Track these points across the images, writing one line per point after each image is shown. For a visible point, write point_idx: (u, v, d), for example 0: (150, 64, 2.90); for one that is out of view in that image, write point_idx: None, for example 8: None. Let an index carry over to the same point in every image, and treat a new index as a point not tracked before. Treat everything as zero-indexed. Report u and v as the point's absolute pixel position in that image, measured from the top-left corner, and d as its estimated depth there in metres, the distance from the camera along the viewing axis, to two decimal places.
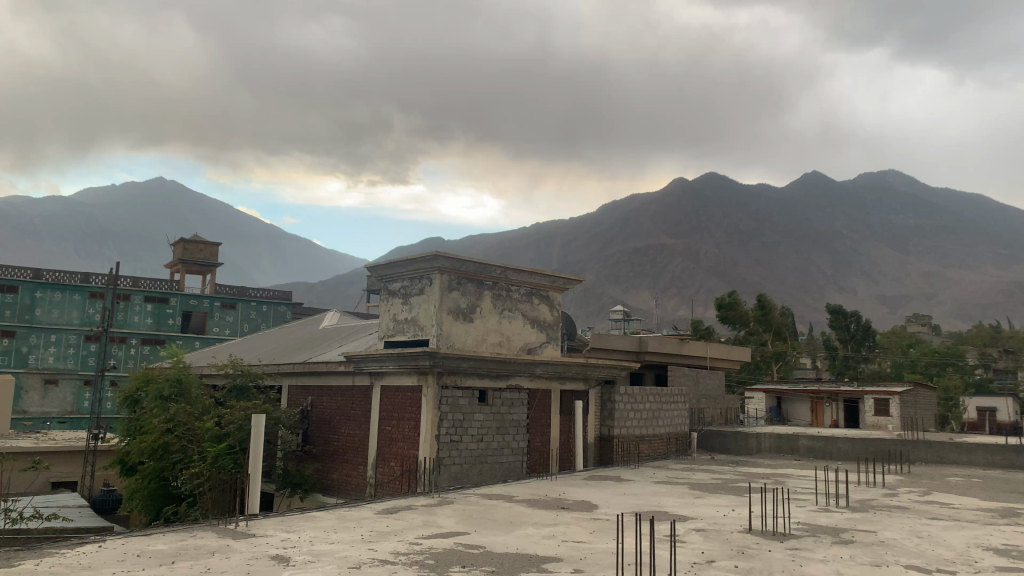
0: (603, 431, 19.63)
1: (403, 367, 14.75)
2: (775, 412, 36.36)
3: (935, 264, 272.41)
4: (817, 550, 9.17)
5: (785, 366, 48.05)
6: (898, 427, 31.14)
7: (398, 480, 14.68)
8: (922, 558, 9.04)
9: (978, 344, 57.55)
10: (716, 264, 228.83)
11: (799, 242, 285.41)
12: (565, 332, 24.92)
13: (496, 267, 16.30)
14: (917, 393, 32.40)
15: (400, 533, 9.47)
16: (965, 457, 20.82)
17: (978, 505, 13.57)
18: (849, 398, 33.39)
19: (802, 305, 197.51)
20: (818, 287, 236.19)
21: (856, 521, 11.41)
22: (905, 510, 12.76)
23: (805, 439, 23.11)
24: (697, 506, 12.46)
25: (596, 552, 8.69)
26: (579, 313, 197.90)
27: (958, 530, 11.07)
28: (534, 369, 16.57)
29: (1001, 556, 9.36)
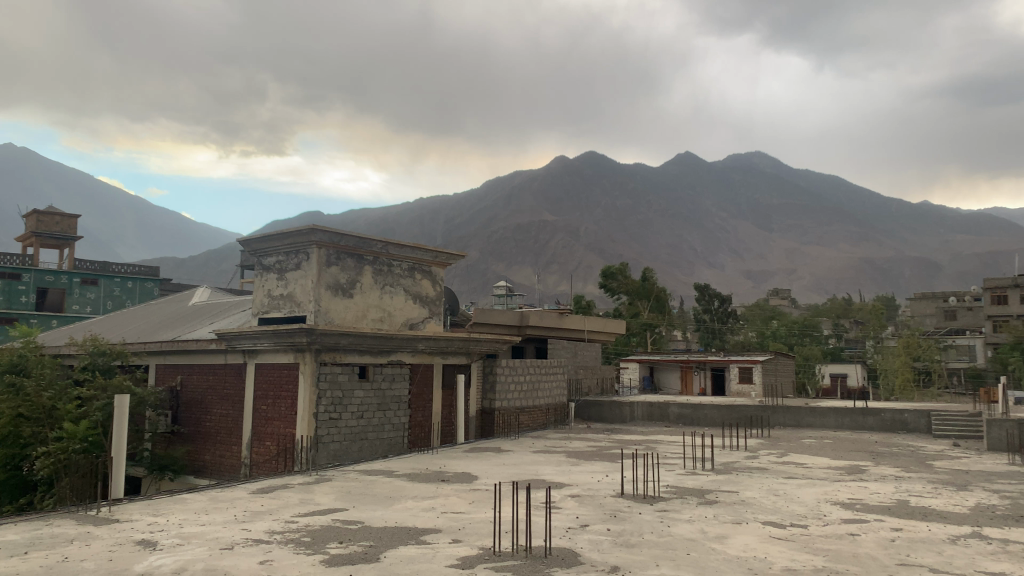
0: (485, 404, 19.85)
1: (278, 345, 14.36)
2: (648, 382, 37.74)
3: (796, 242, 289.08)
4: (684, 511, 9.65)
5: (658, 338, 49.98)
6: (760, 394, 33.18)
7: (274, 460, 14.36)
8: (778, 514, 9.69)
9: (831, 316, 61.89)
10: (594, 241, 233.93)
11: (673, 220, 296.02)
12: (447, 307, 24.96)
13: (377, 241, 16.11)
14: (777, 362, 34.63)
15: (275, 512, 9.28)
16: (819, 421, 22.45)
17: (828, 464, 14.69)
18: (716, 367, 35.20)
19: (676, 281, 205.53)
20: (690, 262, 245.79)
21: (720, 482, 12.11)
22: (764, 471, 13.63)
23: (675, 406, 24.20)
24: (574, 473, 12.86)
25: (473, 522, 8.84)
26: (463, 290, 197.98)
27: (810, 487, 11.97)
28: (416, 344, 16.50)
29: (847, 509, 10.16)
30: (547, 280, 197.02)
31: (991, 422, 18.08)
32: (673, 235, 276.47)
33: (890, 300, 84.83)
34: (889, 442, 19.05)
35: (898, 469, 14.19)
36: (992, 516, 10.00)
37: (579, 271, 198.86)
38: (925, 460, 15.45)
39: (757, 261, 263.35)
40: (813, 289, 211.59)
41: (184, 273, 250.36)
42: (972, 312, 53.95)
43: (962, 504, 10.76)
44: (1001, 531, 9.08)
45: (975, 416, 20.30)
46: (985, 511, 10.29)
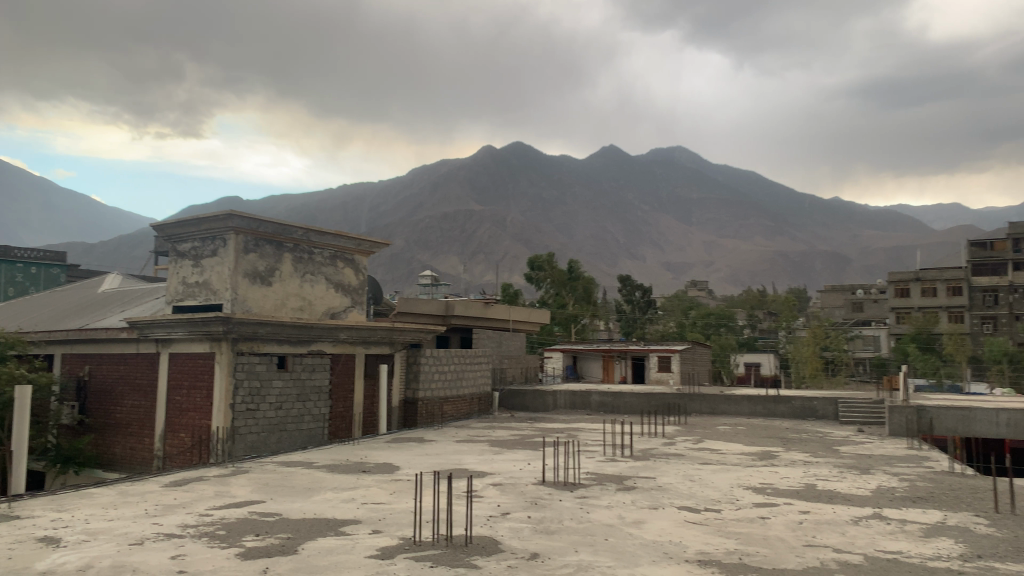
0: (408, 394, 19.70)
1: (192, 334, 13.93)
2: (571, 370, 38.17)
3: (715, 236, 296.82)
4: (603, 498, 9.84)
5: (582, 328, 50.55)
6: (678, 382, 34.04)
7: (189, 452, 13.95)
8: (693, 499, 9.97)
9: (747, 306, 63.85)
10: (520, 231, 234.81)
11: (597, 211, 299.70)
12: (371, 296, 24.68)
13: (297, 228, 15.78)
14: (694, 351, 35.60)
15: (188, 505, 9.01)
16: (733, 408, 23.18)
17: (741, 450, 15.20)
18: (637, 356, 35.91)
19: (600, 271, 208.55)
20: (613, 254, 249.51)
21: (638, 468, 12.39)
22: (680, 456, 14.01)
23: (596, 395, 24.58)
24: (496, 462, 12.94)
25: (394, 512, 8.80)
26: (387, 279, 195.91)
27: (724, 472, 12.36)
28: (337, 334, 16.26)
29: (758, 493, 10.55)
30: (473, 269, 196.83)
31: (893, 409, 19.03)
32: (597, 226, 280.12)
33: (802, 292, 88.13)
34: (798, 428, 19.81)
35: (807, 454, 14.78)
36: (891, 497, 10.54)
37: (504, 261, 199.43)
38: (832, 445, 16.13)
39: (678, 254, 269.50)
40: (730, 281, 218.09)
41: (95, 258, 239.72)
42: (877, 304, 56.55)
43: (865, 487, 11.31)
44: (899, 511, 9.59)
45: (878, 403, 21.31)
46: (885, 493, 10.85)
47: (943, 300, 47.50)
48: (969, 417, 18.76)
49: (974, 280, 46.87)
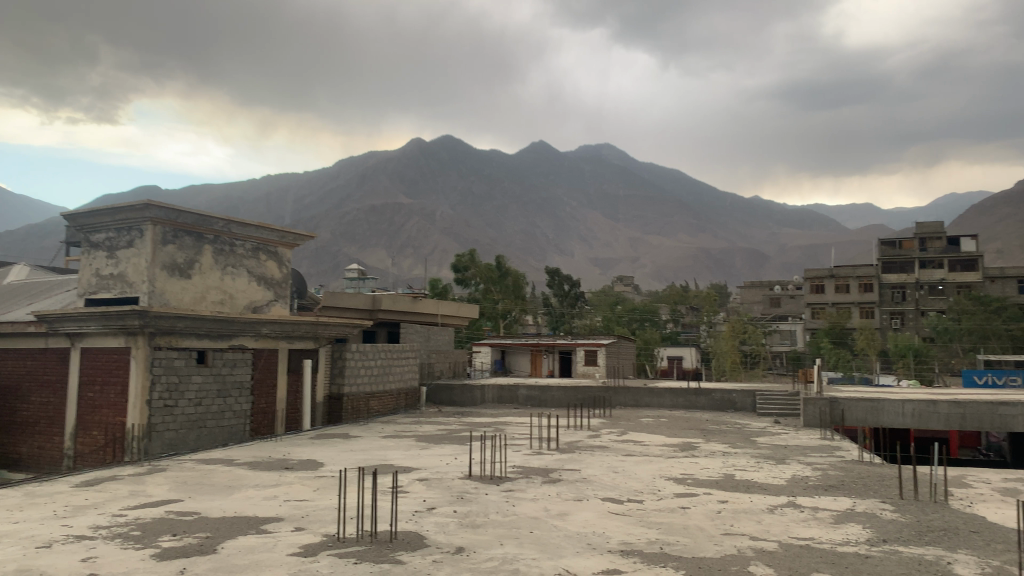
0: (333, 389, 19.41)
1: (106, 328, 13.41)
2: (499, 365, 38.15)
3: (641, 232, 301.95)
4: (529, 491, 9.92)
5: (511, 323, 50.80)
6: (604, 375, 34.60)
7: (102, 450, 13.44)
8: (616, 490, 10.15)
9: (670, 300, 65.25)
10: (448, 224, 233.86)
11: (525, 206, 300.94)
12: (294, 291, 24.28)
13: (218, 219, 15.37)
14: (620, 345, 36.22)
15: (100, 506, 8.67)
16: (656, 400, 23.68)
17: (664, 441, 15.54)
18: (564, 350, 36.28)
19: (529, 266, 209.77)
20: (541, 248, 251.06)
21: (564, 461, 12.54)
22: (604, 448, 14.24)
23: (524, 389, 24.76)
24: (423, 456, 12.89)
25: (318, 509, 8.67)
26: (313, 272, 192.43)
27: (647, 463, 12.63)
28: (260, 328, 15.90)
29: (680, 484, 10.81)
30: (400, 263, 195.13)
31: (807, 401, 19.80)
32: (525, 221, 281.50)
33: (722, 288, 90.55)
34: (718, 420, 20.38)
35: (726, 445, 15.21)
36: (804, 486, 10.97)
37: (432, 255, 198.44)
38: (750, 436, 16.65)
39: (604, 249, 273.39)
40: (655, 277, 222.54)
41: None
42: (793, 300, 58.63)
43: (780, 476, 11.72)
44: (812, 499, 9.98)
45: (793, 395, 22.11)
46: (799, 482, 11.28)
47: (855, 296, 49.58)
48: (877, 408, 19.65)
49: (884, 277, 49.10)
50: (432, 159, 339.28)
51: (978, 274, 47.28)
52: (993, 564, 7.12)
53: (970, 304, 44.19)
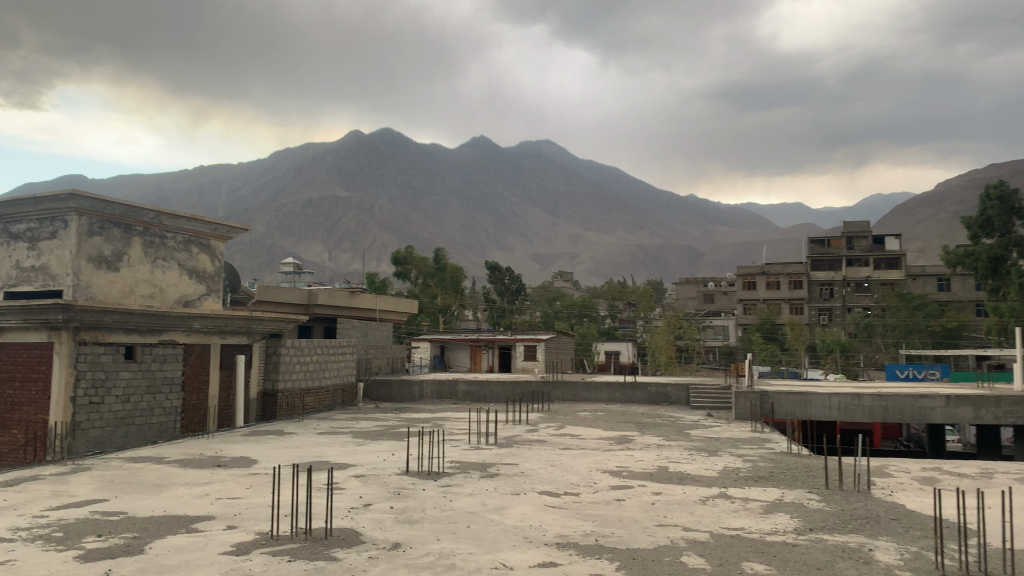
0: (267, 386, 19.05)
1: (27, 323, 12.87)
2: (438, 360, 37.94)
3: (580, 229, 304.54)
4: (466, 485, 9.93)
5: (450, 318, 50.68)
6: (543, 370, 34.88)
7: (22, 450, 12.92)
8: (553, 484, 10.24)
9: (609, 296, 65.97)
10: (388, 219, 231.65)
11: (465, 202, 300.25)
12: (227, 285, 23.74)
13: (147, 211, 14.93)
14: (559, 340, 36.51)
15: (20, 507, 8.34)
16: (593, 394, 23.95)
17: (600, 435, 15.74)
18: (503, 345, 36.37)
19: (468, 261, 209.58)
20: (481, 244, 250.88)
21: (501, 456, 12.58)
22: (542, 443, 14.35)
23: (463, 384, 24.68)
24: (359, 453, 12.77)
25: (251, 507, 8.52)
26: (248, 266, 188.43)
27: (583, 457, 12.78)
28: (191, 323, 15.51)
29: (615, 476, 10.97)
30: (338, 257, 192.57)
31: (739, 394, 20.27)
32: (466, 216, 281.03)
33: (659, 284, 91.98)
34: (654, 413, 20.75)
35: (661, 438, 15.49)
36: (735, 477, 11.25)
37: (371, 250, 196.41)
38: (683, 429, 17.00)
39: (544, 245, 275.07)
40: (593, 272, 224.94)
41: None
42: (727, 296, 60.02)
43: (712, 468, 12.00)
44: (742, 490, 10.25)
45: (725, 389, 22.67)
46: (730, 473, 11.58)
47: (786, 292, 51.01)
48: (805, 402, 20.26)
49: (812, 275, 50.70)
50: (371, 152, 335.48)
51: (900, 272, 49.24)
52: (911, 550, 7.44)
53: (894, 300, 45.97)
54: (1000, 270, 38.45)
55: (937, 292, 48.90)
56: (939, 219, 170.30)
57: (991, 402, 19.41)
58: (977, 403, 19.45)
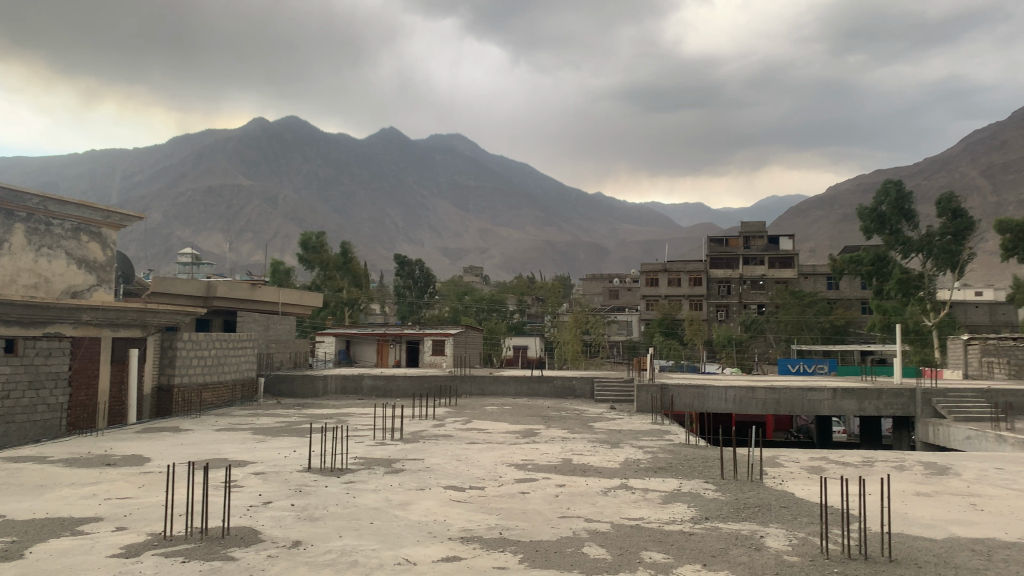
0: (162, 381, 18.28)
1: None
2: (344, 355, 37.29)
3: (489, 224, 305.29)
4: (370, 481, 9.81)
5: (357, 311, 49.90)
6: (451, 365, 34.89)
7: None
8: (457, 478, 10.25)
9: (517, 291, 66.31)
10: (293, 210, 225.95)
11: (374, 194, 296.17)
12: (119, 275, 22.65)
13: (32, 196, 14.08)
14: (467, 335, 36.61)
15: None
16: (500, 388, 24.08)
17: (506, 428, 15.86)
18: (411, 340, 36.17)
19: (376, 254, 207.14)
20: (390, 237, 248.12)
21: (406, 451, 12.51)
22: (448, 437, 14.35)
23: (368, 379, 24.38)
24: (259, 449, 12.44)
25: (142, 506, 8.18)
26: (143, 255, 180.27)
27: (488, 450, 12.84)
28: (80, 315, 14.74)
29: (520, 469, 11.07)
30: (240, 247, 186.73)
31: (640, 387, 20.79)
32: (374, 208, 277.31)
33: (567, 279, 93.15)
34: (558, 407, 21.06)
35: (565, 430, 15.72)
36: (635, 468, 11.55)
37: (274, 241, 191.43)
38: (587, 422, 17.32)
39: (453, 240, 274.68)
40: (503, 267, 225.91)
41: None
42: (631, 292, 61.44)
43: (614, 459, 12.28)
44: (643, 481, 10.52)
45: (628, 383, 23.27)
46: (631, 464, 11.89)
47: (686, 289, 52.56)
48: (703, 395, 21.01)
49: (711, 273, 52.46)
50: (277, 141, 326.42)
51: (793, 271, 51.61)
52: (799, 536, 7.82)
53: (787, 297, 48.19)
54: (884, 270, 41.11)
55: (827, 290, 51.49)
56: (830, 220, 179.15)
57: (873, 394, 20.61)
58: (860, 396, 20.62)
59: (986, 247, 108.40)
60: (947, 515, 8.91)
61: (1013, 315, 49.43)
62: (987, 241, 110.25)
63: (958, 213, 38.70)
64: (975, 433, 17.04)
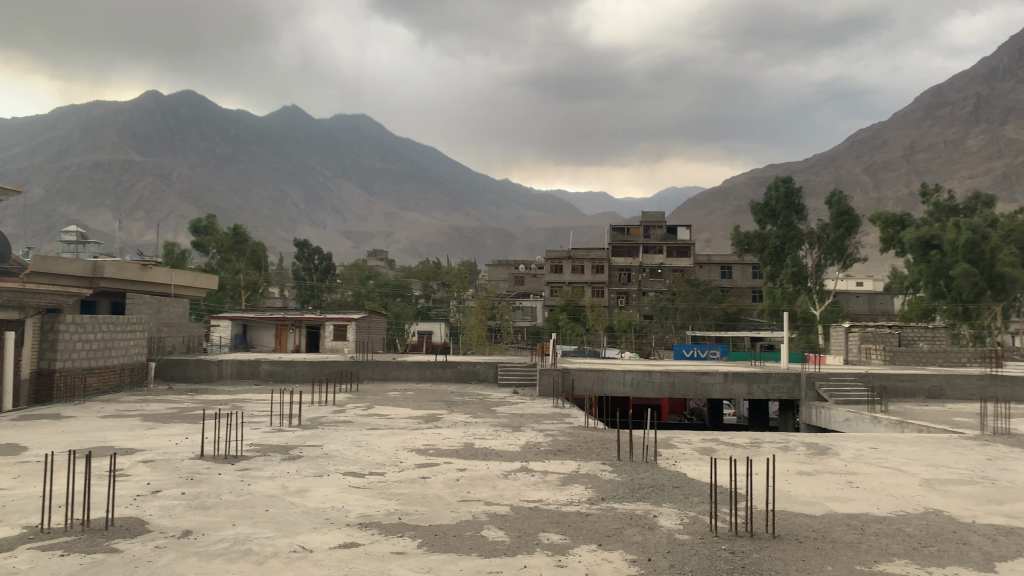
0: (42, 366, 17.25)
1: None
2: (240, 340, 36.07)
3: (395, 207, 301.62)
4: (266, 469, 9.58)
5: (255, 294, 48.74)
6: (353, 350, 34.44)
7: None
8: (357, 464, 10.13)
9: (422, 276, 65.83)
10: (188, 188, 216.49)
11: (276, 174, 287.59)
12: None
13: None
14: (370, 320, 36.20)
15: None
16: (403, 373, 23.89)
17: (409, 414, 15.77)
18: (312, 324, 35.47)
19: (277, 237, 201.01)
20: (292, 218, 241.42)
21: (305, 437, 12.26)
22: (348, 423, 14.15)
23: (266, 364, 23.71)
24: (148, 437, 11.95)
25: (18, 499, 7.72)
26: (23, 231, 169.42)
27: (389, 436, 12.74)
28: None
29: (421, 454, 11.03)
30: (130, 226, 178.38)
31: (542, 371, 21.02)
32: (275, 189, 269.25)
33: (473, 264, 93.25)
34: (461, 391, 21.10)
35: (468, 415, 15.76)
36: (535, 451, 11.70)
37: (166, 220, 183.14)
38: (490, 406, 17.44)
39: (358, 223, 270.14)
40: (408, 252, 223.83)
41: None
42: (535, 278, 61.99)
43: (515, 443, 12.42)
44: (542, 464, 10.68)
45: (531, 367, 23.62)
46: (532, 448, 12.04)
47: (589, 276, 53.41)
48: (602, 378, 21.47)
49: (613, 261, 53.55)
50: (171, 115, 311.74)
51: (690, 260, 53.37)
52: (689, 515, 8.11)
53: (683, 285, 49.81)
54: (781, 255, 42.83)
55: (721, 279, 53.34)
56: (727, 211, 185.65)
57: (761, 378, 21.56)
58: (749, 379, 21.55)
59: (865, 240, 114.92)
60: (826, 493, 9.44)
61: (889, 304, 52.66)
62: (868, 235, 116.79)
63: (847, 212, 40.96)
64: (853, 415, 18.07)
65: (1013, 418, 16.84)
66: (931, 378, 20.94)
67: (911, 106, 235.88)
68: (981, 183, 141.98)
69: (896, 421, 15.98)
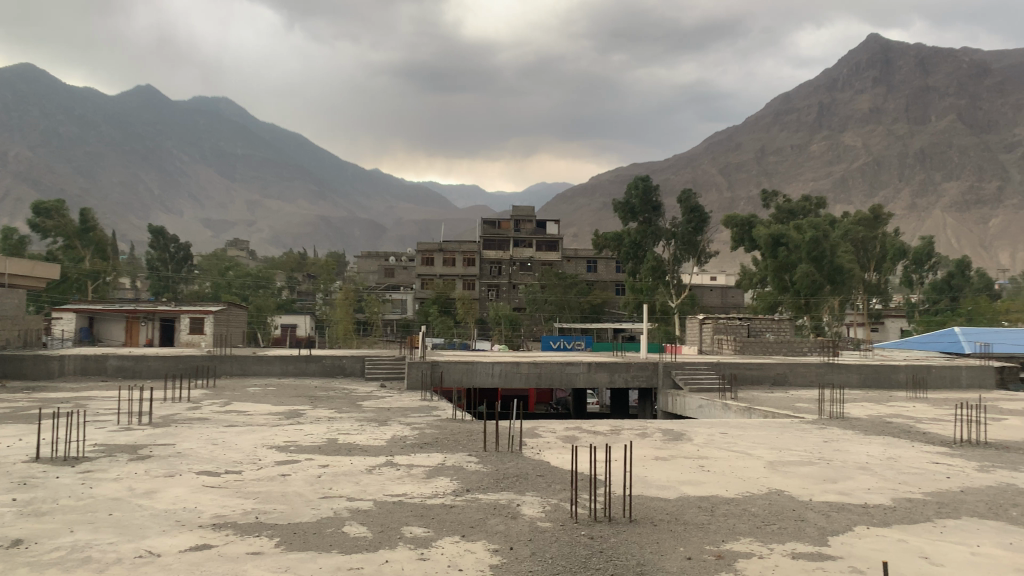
0: None
1: None
2: (85, 334, 33.66)
3: (259, 195, 290.72)
4: (111, 470, 9.00)
5: (102, 285, 45.61)
6: (211, 344, 32.99)
7: None
8: (212, 463, 9.68)
9: (286, 268, 63.77)
10: (26, 169, 199.47)
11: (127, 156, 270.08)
12: None
13: None
14: (229, 312, 34.78)
15: None
16: (263, 368, 23.07)
17: (268, 410, 15.25)
18: (165, 317, 33.61)
19: (127, 224, 188.98)
20: (146, 204, 227.75)
21: (156, 436, 11.60)
22: (203, 420, 13.53)
23: (113, 359, 22.21)
24: None
25: None
26: None
27: (248, 433, 12.26)
28: None
29: (282, 452, 10.67)
30: None
31: (411, 363, 20.78)
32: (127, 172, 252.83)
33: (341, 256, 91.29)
34: (326, 386, 20.58)
35: (331, 410, 15.42)
36: (401, 445, 11.59)
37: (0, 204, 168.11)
38: (354, 401, 17.15)
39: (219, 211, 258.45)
40: (271, 243, 216.47)
41: None
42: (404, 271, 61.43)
43: (381, 437, 12.29)
44: (408, 457, 10.62)
45: (397, 361, 23.44)
46: (397, 441, 11.94)
47: (460, 269, 53.42)
48: (470, 370, 21.54)
49: (482, 253, 53.83)
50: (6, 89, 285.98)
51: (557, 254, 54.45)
52: (551, 502, 8.29)
53: (551, 278, 50.84)
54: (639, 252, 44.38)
55: (586, 272, 54.83)
56: (592, 207, 190.87)
57: (622, 368, 22.32)
58: (611, 368, 22.24)
59: (719, 236, 121.20)
60: (680, 476, 9.91)
61: (741, 297, 55.85)
62: (721, 232, 123.38)
63: (696, 209, 43.22)
64: (706, 402, 19.05)
65: (846, 402, 18.26)
66: (777, 366, 22.37)
67: (763, 113, 251.06)
68: (821, 186, 153.14)
69: (745, 407, 16.94)
